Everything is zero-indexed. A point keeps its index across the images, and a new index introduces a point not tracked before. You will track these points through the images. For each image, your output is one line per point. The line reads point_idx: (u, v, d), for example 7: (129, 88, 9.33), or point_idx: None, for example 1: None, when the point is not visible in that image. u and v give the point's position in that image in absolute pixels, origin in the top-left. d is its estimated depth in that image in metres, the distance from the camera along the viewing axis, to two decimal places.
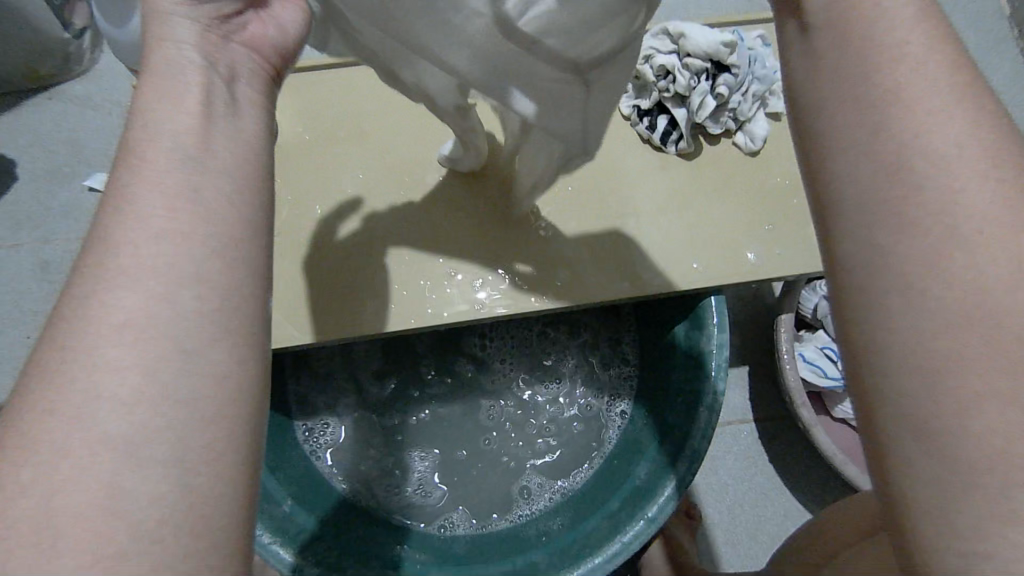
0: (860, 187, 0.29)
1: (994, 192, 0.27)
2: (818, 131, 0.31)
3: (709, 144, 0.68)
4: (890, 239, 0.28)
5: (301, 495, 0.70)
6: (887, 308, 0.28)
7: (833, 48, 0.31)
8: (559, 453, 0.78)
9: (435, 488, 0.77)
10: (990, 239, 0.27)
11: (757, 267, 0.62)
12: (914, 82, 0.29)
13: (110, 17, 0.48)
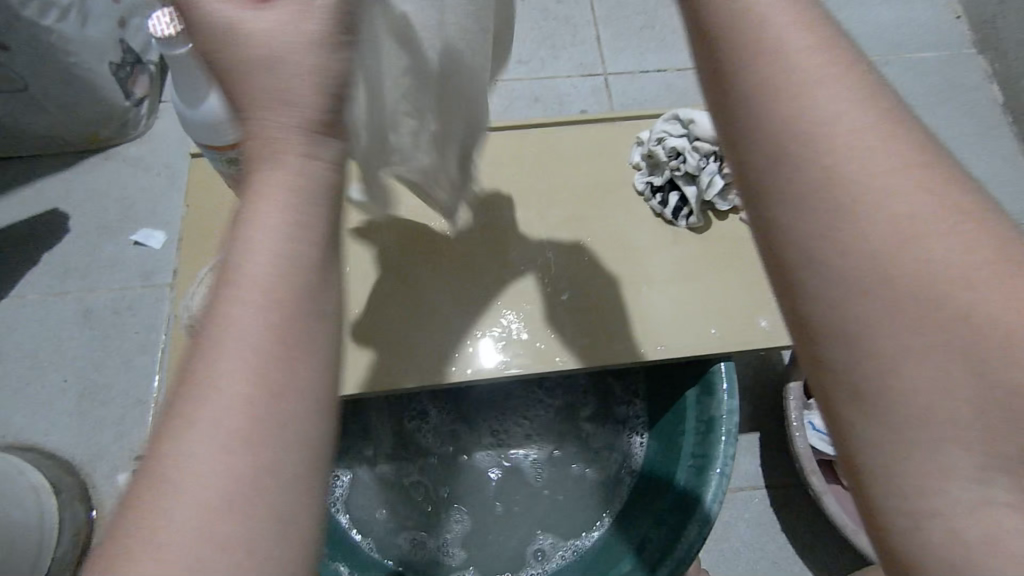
0: (819, 224, 0.27)
1: (950, 219, 0.26)
2: (762, 162, 0.28)
3: (718, 220, 0.72)
4: (866, 283, 0.26)
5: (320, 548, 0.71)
6: (872, 361, 0.26)
7: (757, 75, 0.28)
8: (570, 514, 0.79)
9: (448, 546, 0.78)
10: (954, 275, 0.25)
11: (769, 334, 0.65)
12: (843, 108, 0.27)
13: (185, 98, 0.54)
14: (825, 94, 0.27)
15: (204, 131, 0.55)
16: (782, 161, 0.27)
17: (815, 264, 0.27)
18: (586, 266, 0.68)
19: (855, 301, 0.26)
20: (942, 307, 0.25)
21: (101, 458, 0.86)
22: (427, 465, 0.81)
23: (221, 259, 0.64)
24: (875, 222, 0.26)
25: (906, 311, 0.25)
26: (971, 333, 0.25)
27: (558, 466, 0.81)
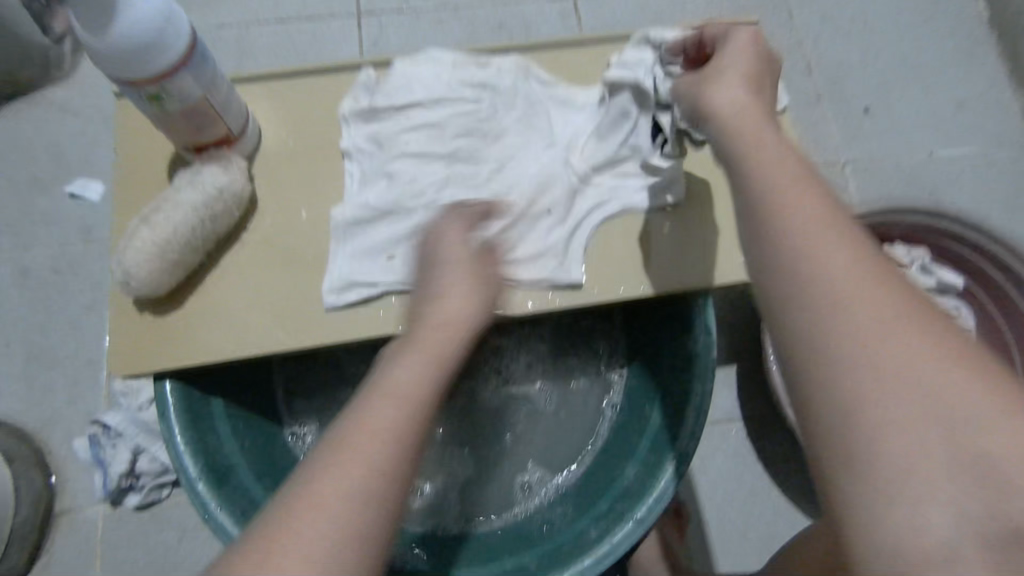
0: (811, 340, 0.35)
1: (945, 357, 0.33)
2: (780, 295, 0.37)
3: (693, 149, 0.67)
4: (872, 393, 0.33)
5: None
6: (863, 440, 0.32)
7: (763, 224, 0.39)
8: (553, 450, 0.78)
9: (428, 489, 0.76)
10: (943, 389, 0.32)
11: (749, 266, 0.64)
12: (833, 257, 0.36)
13: (87, 26, 0.47)
14: (828, 251, 0.36)
15: (115, 64, 0.49)
16: (786, 284, 0.37)
17: (813, 329, 0.35)
18: (565, 199, 0.65)
19: (849, 401, 0.33)
20: (914, 379, 0.32)
21: (56, 424, 0.82)
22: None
23: (154, 207, 0.59)
24: (858, 305, 0.34)
25: (912, 418, 0.32)
26: (941, 404, 0.32)
27: (538, 404, 0.80)
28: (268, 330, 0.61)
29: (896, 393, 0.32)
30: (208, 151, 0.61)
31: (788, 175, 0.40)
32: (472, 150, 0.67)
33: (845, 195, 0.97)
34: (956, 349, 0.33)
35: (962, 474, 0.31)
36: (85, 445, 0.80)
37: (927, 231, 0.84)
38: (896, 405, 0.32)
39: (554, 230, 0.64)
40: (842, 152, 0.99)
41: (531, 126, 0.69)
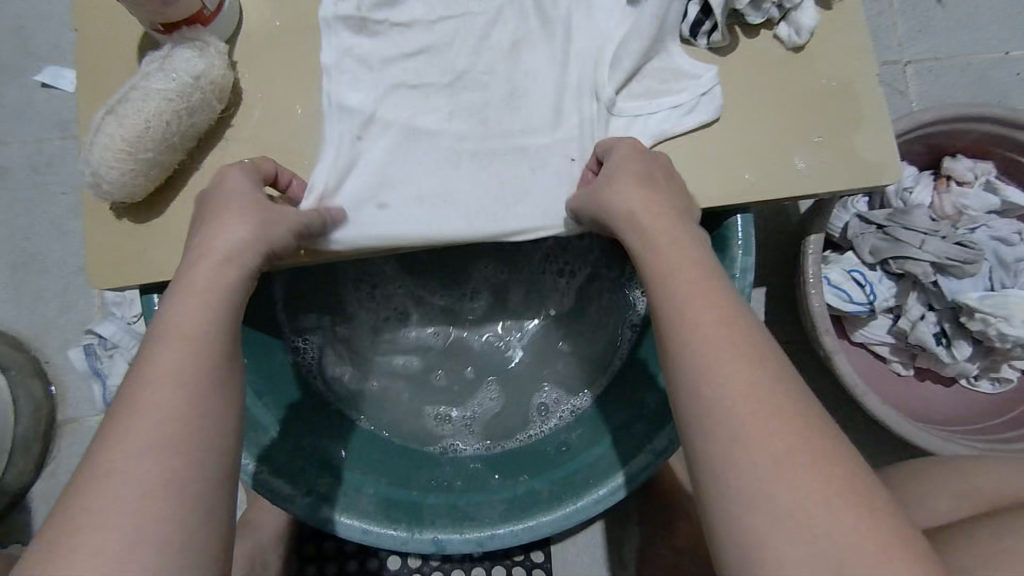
0: (682, 387, 0.39)
1: (778, 421, 0.36)
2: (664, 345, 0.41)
3: (746, 37, 0.60)
4: (718, 446, 0.37)
5: (293, 420, 0.65)
6: (722, 480, 0.36)
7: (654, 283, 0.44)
8: (574, 371, 0.73)
9: (442, 413, 0.72)
10: (777, 448, 0.36)
11: (803, 179, 0.58)
12: (694, 316, 0.40)
13: None
14: (695, 312, 0.41)
15: None
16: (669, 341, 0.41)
17: (684, 390, 0.39)
18: (591, 97, 0.58)
19: (711, 448, 0.37)
20: (757, 437, 0.36)
21: (49, 333, 0.78)
22: (417, 331, 0.74)
23: (119, 97, 0.51)
24: (725, 386, 0.37)
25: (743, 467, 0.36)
26: (783, 463, 0.35)
27: (548, 324, 0.74)
28: None
29: (751, 466, 0.35)
30: (179, 31, 0.52)
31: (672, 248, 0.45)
32: (485, 68, 0.58)
33: (902, 100, 0.86)
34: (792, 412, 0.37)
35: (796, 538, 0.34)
36: (81, 355, 0.77)
37: (994, 141, 0.71)
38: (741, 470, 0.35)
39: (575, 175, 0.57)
40: (905, 49, 0.87)
41: (550, 35, 0.59)
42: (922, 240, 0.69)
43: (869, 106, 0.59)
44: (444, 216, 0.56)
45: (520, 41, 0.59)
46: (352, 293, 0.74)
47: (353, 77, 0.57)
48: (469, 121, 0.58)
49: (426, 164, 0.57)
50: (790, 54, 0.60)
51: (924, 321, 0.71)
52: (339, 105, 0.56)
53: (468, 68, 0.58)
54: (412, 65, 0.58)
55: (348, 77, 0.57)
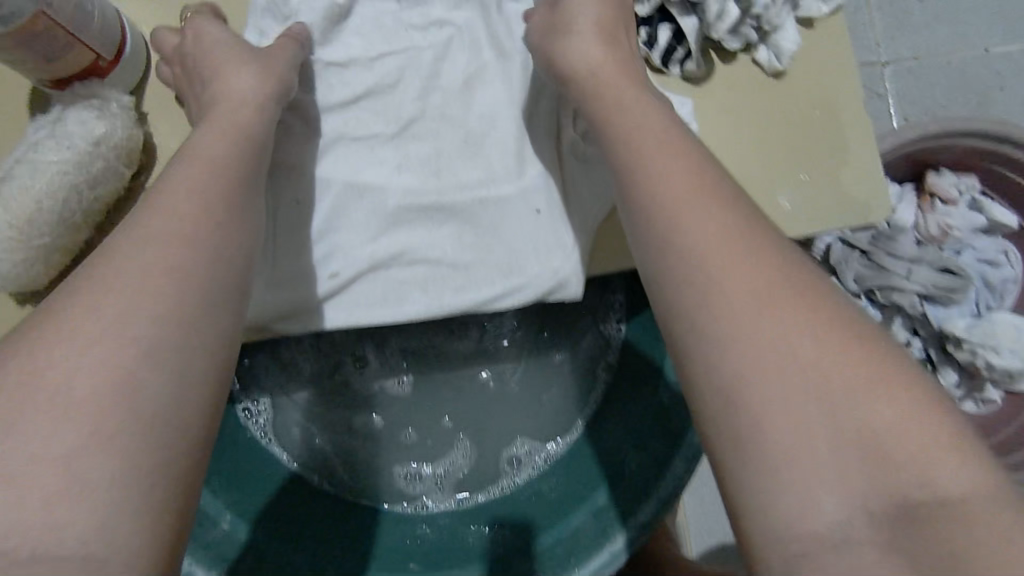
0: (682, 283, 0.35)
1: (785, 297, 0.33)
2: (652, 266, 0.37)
3: (722, 63, 0.54)
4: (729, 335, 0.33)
5: (245, 499, 0.61)
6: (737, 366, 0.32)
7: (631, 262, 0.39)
8: (552, 415, 0.67)
9: (409, 469, 0.66)
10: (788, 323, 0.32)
11: (792, 218, 0.53)
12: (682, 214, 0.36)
13: None
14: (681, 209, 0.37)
15: None
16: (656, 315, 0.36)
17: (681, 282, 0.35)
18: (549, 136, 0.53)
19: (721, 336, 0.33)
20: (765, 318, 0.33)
21: None
22: (375, 379, 0.67)
23: (3, 172, 0.43)
24: (727, 287, 0.33)
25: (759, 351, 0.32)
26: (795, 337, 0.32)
27: (522, 365, 0.68)
28: None
29: (784, 376, 0.31)
30: (72, 87, 0.45)
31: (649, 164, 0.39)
32: (436, 114, 0.53)
33: (880, 103, 0.82)
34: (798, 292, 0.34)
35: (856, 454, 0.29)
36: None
37: (979, 155, 0.67)
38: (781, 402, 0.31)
39: (546, 233, 0.51)
40: (883, 48, 0.82)
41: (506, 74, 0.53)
42: (908, 268, 0.66)
43: (856, 131, 0.54)
44: (401, 290, 0.50)
45: (471, 82, 0.53)
46: (307, 345, 0.67)
47: (289, 129, 0.52)
48: (419, 169, 0.52)
49: (373, 220, 0.51)
50: (770, 80, 0.54)
51: (910, 347, 0.69)
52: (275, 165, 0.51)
53: (417, 115, 0.53)
54: (353, 113, 0.53)
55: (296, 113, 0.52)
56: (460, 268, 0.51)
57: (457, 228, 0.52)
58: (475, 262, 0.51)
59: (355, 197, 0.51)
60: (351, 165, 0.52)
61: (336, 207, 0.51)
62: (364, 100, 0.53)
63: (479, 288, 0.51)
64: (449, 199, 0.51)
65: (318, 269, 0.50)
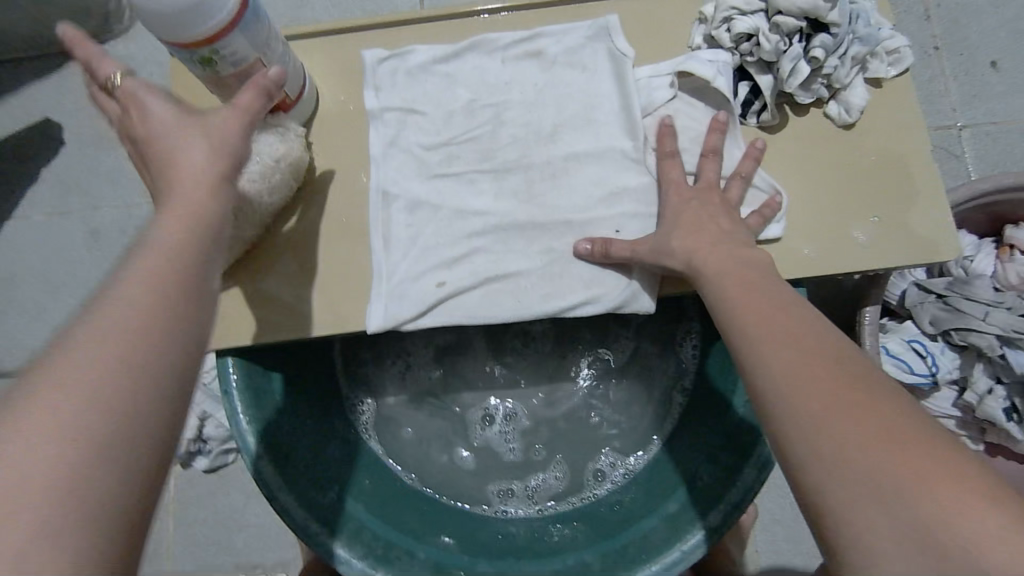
0: (826, 423, 0.38)
1: (957, 493, 0.34)
2: (782, 395, 0.41)
3: (795, 115, 0.61)
4: (874, 509, 0.35)
5: (347, 479, 0.65)
6: (860, 523, 0.35)
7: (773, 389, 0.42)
8: (630, 439, 0.73)
9: (500, 484, 0.72)
10: (946, 503, 0.34)
11: (871, 248, 0.58)
12: (845, 383, 0.39)
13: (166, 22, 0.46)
14: (834, 370, 0.40)
15: (165, 27, 0.46)
16: (793, 428, 0.39)
17: (824, 419, 0.38)
18: (636, 158, 0.60)
19: (862, 490, 0.36)
20: (907, 479, 0.35)
21: None
22: (479, 425, 0.74)
23: None
24: (866, 446, 0.37)
25: (897, 512, 0.34)
26: (933, 518, 0.34)
27: (602, 391, 0.75)
28: (319, 311, 0.58)
29: (897, 554, 0.34)
30: (261, 118, 0.57)
31: (822, 335, 0.43)
32: (524, 154, 0.61)
33: (958, 164, 0.85)
34: (962, 477, 0.35)
35: (889, 506, 0.35)
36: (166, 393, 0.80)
37: None
38: (859, 482, 0.36)
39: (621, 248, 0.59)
40: (959, 113, 0.86)
41: (591, 125, 0.61)
42: (985, 311, 0.68)
43: (925, 180, 0.60)
44: (498, 296, 0.58)
45: (559, 129, 0.62)
46: (397, 365, 0.75)
47: (402, 166, 0.61)
48: (516, 192, 0.60)
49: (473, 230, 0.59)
50: (841, 131, 0.61)
51: (992, 395, 0.69)
52: (388, 188, 0.60)
53: (517, 136, 0.62)
54: (462, 142, 0.61)
55: (403, 126, 0.62)
56: (549, 279, 0.58)
57: (543, 244, 0.59)
58: (562, 274, 0.58)
59: (456, 219, 0.60)
60: (462, 186, 0.61)
61: (442, 219, 0.60)
62: (463, 140, 0.62)
63: (565, 295, 0.57)
64: (539, 218, 0.59)
65: (429, 276, 0.58)
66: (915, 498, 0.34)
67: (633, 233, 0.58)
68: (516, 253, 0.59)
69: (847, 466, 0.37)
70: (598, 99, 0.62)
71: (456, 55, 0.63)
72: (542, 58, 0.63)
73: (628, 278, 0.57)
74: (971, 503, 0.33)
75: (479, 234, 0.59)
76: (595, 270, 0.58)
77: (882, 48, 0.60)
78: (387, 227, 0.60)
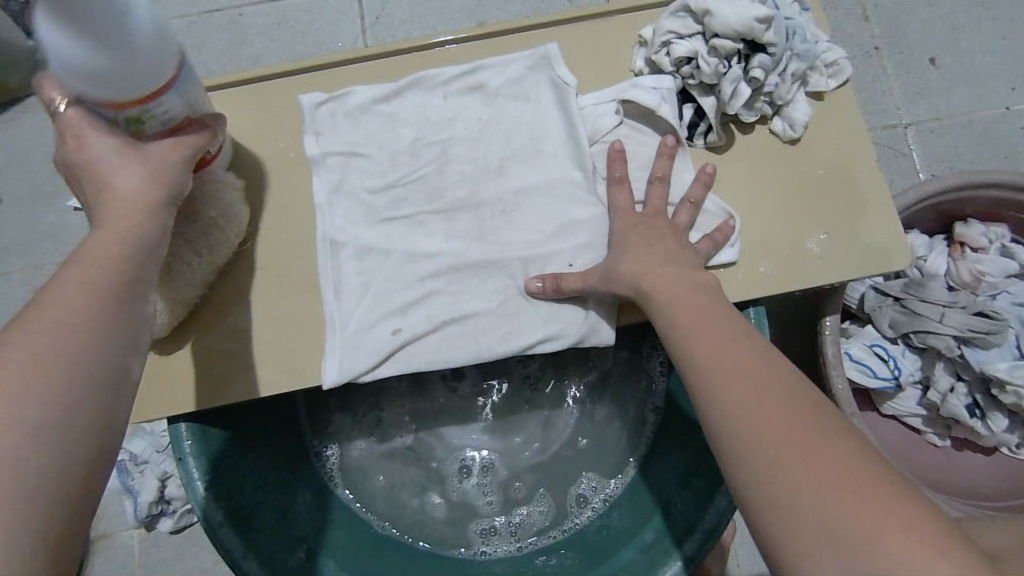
0: (780, 465, 0.38)
1: (909, 532, 0.34)
2: (738, 435, 0.40)
3: (741, 133, 0.61)
4: (830, 553, 0.35)
5: (318, 537, 0.64)
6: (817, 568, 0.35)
7: (728, 429, 0.41)
8: (607, 464, 0.72)
9: (480, 524, 0.70)
10: (898, 545, 0.33)
11: (825, 261, 0.58)
12: (797, 422, 0.39)
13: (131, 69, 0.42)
14: (786, 408, 0.40)
15: (127, 70, 0.42)
16: (749, 470, 0.39)
17: (779, 461, 0.38)
18: (585, 188, 0.59)
19: (817, 534, 0.35)
20: (861, 521, 0.35)
21: None
22: (456, 478, 0.72)
23: None
24: (820, 488, 0.36)
25: (852, 557, 0.34)
26: (887, 561, 0.33)
27: (573, 419, 0.74)
28: (271, 369, 0.56)
29: None
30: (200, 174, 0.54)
31: (775, 369, 0.43)
32: (473, 191, 0.60)
33: (906, 161, 0.86)
34: (913, 517, 0.34)
35: (840, 556, 0.34)
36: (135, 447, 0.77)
37: (1002, 205, 0.71)
38: (813, 533, 0.35)
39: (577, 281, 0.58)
40: (904, 111, 0.87)
41: (539, 158, 0.61)
42: (941, 313, 0.69)
43: (871, 190, 0.60)
44: (457, 340, 0.56)
45: (507, 163, 0.61)
46: (362, 410, 0.73)
47: (348, 212, 0.60)
48: (467, 230, 0.59)
49: (426, 271, 0.58)
50: (787, 146, 0.61)
51: (955, 393, 0.69)
52: (335, 235, 0.59)
53: (464, 173, 0.60)
54: (409, 181, 0.60)
55: (346, 169, 0.61)
56: (506, 318, 0.57)
57: (497, 282, 0.58)
58: (520, 312, 0.57)
59: (408, 262, 0.58)
60: (410, 228, 0.59)
61: (393, 261, 0.58)
62: (410, 181, 0.60)
63: (525, 334, 0.56)
64: (492, 256, 0.58)
65: (383, 324, 0.56)
66: (865, 547, 0.34)
67: (587, 263, 0.58)
68: (470, 294, 0.58)
69: (804, 509, 0.36)
70: (544, 130, 0.61)
71: (397, 93, 0.62)
72: (484, 91, 0.62)
73: (584, 311, 0.57)
74: (917, 550, 0.33)
75: (432, 274, 0.58)
76: (550, 306, 0.57)
77: (820, 61, 0.60)
78: (336, 275, 0.58)
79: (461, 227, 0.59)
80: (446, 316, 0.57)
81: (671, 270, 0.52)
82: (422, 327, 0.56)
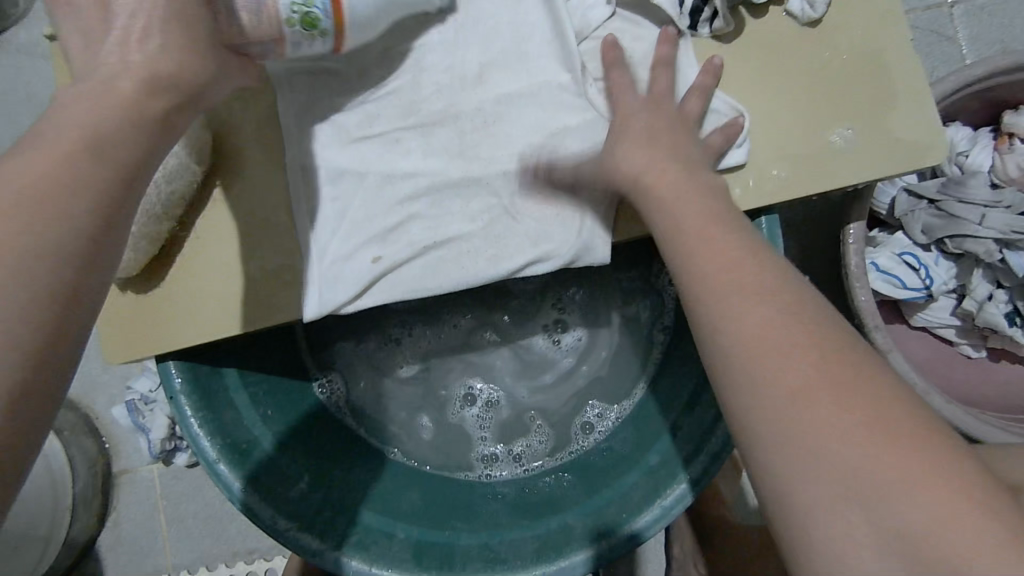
0: (778, 389, 0.34)
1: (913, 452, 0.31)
2: (732, 357, 0.36)
3: (752, 18, 0.54)
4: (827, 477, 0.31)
5: (321, 465, 0.63)
6: (812, 494, 0.32)
7: (722, 351, 0.37)
8: (613, 390, 0.69)
9: (482, 450, 0.69)
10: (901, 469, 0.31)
11: (847, 158, 0.52)
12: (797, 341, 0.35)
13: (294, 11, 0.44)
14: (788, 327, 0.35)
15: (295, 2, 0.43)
16: (742, 394, 0.35)
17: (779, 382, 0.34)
18: (574, 92, 0.53)
19: (812, 459, 0.32)
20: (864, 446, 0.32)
21: (95, 390, 0.80)
22: (457, 403, 0.71)
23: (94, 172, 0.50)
24: (821, 411, 0.33)
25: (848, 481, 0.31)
26: (890, 485, 0.31)
27: (579, 346, 0.71)
28: (251, 304, 0.54)
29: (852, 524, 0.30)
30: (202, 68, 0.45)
31: (776, 282, 0.38)
32: (452, 103, 0.55)
33: (950, 46, 0.76)
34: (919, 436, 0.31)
35: (850, 494, 0.31)
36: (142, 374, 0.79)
37: None
38: (823, 469, 0.32)
39: (567, 198, 0.53)
40: None
41: (521, 61, 0.54)
42: (981, 215, 0.62)
43: (904, 74, 0.53)
44: (441, 265, 0.53)
45: (487, 69, 0.55)
46: (365, 338, 0.71)
47: (316, 132, 0.55)
48: (449, 145, 0.54)
49: (404, 188, 0.54)
50: (806, 30, 0.53)
51: (993, 301, 0.64)
52: (305, 160, 0.54)
53: (441, 82, 0.55)
54: (380, 97, 0.55)
55: (311, 84, 0.55)
56: (493, 240, 0.53)
57: (482, 202, 0.54)
58: (507, 233, 0.53)
59: (386, 185, 0.54)
60: (384, 146, 0.55)
61: (370, 180, 0.54)
62: (383, 95, 0.55)
63: (513, 255, 0.52)
64: (474, 172, 0.54)
65: (366, 250, 0.53)
66: (880, 483, 0.30)
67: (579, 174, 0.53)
68: (453, 216, 0.54)
69: (803, 435, 0.32)
70: (527, 27, 0.55)
71: None
72: None
73: (577, 230, 0.52)
74: (936, 492, 0.30)
75: (408, 193, 0.54)
76: (538, 226, 0.53)
77: None
78: (309, 202, 0.54)
79: (441, 143, 0.54)
80: (428, 243, 0.53)
81: (670, 176, 0.47)
82: (400, 256, 0.53)
